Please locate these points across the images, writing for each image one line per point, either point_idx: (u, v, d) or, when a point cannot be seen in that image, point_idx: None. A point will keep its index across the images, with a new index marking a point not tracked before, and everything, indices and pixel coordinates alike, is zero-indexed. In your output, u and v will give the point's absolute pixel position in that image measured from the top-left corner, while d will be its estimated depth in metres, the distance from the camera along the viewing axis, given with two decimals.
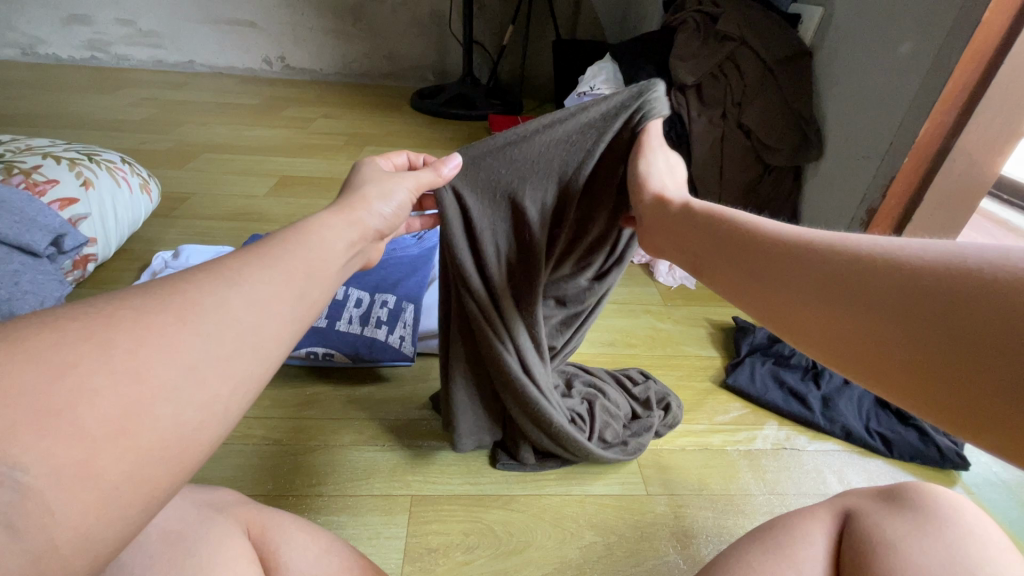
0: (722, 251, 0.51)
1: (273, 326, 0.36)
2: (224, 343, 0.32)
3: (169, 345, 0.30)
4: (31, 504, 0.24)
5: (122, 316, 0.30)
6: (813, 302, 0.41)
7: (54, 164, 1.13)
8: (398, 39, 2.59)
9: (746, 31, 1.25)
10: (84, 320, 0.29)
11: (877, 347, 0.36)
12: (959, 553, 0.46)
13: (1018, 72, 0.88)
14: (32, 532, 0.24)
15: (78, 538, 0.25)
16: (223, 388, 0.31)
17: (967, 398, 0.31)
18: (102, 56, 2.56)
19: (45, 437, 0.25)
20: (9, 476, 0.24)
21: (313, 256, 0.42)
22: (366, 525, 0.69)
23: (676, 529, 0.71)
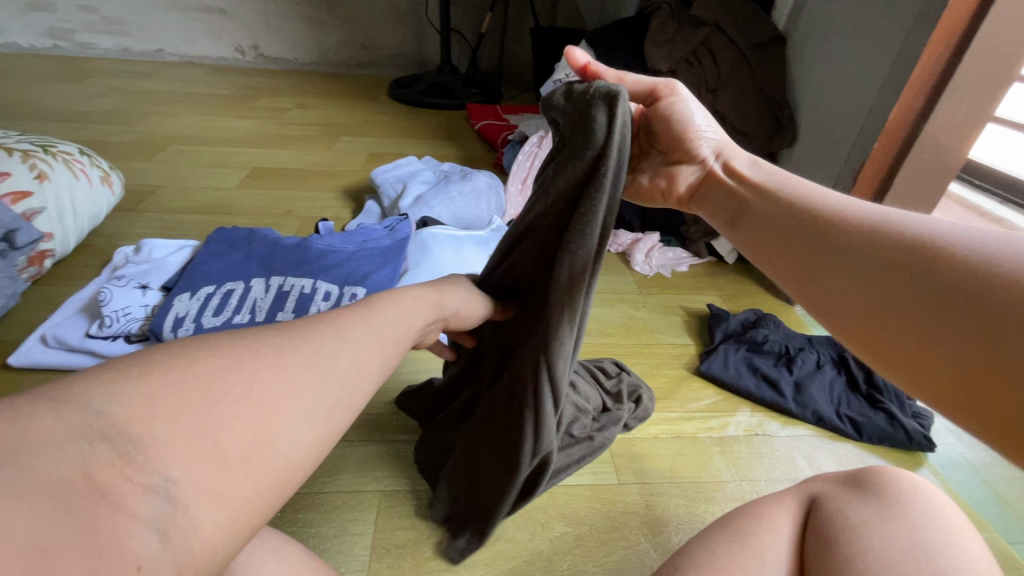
0: (751, 215, 0.52)
1: (377, 378, 0.34)
2: (344, 379, 0.31)
3: (302, 375, 0.29)
4: (181, 518, 0.23)
5: (266, 345, 0.29)
6: (840, 266, 0.42)
7: (6, 156, 1.08)
8: (374, 26, 2.54)
9: (721, 16, 1.24)
10: (239, 345, 0.28)
11: (882, 321, 0.38)
12: (918, 535, 0.46)
13: (985, 57, 0.88)
14: (178, 545, 0.22)
15: (209, 559, 0.23)
16: (339, 424, 0.30)
17: (953, 381, 0.33)
18: (65, 44, 2.46)
19: (201, 452, 0.24)
20: (165, 486, 0.23)
21: (403, 330, 0.40)
22: (332, 522, 0.68)
23: (647, 518, 0.71)
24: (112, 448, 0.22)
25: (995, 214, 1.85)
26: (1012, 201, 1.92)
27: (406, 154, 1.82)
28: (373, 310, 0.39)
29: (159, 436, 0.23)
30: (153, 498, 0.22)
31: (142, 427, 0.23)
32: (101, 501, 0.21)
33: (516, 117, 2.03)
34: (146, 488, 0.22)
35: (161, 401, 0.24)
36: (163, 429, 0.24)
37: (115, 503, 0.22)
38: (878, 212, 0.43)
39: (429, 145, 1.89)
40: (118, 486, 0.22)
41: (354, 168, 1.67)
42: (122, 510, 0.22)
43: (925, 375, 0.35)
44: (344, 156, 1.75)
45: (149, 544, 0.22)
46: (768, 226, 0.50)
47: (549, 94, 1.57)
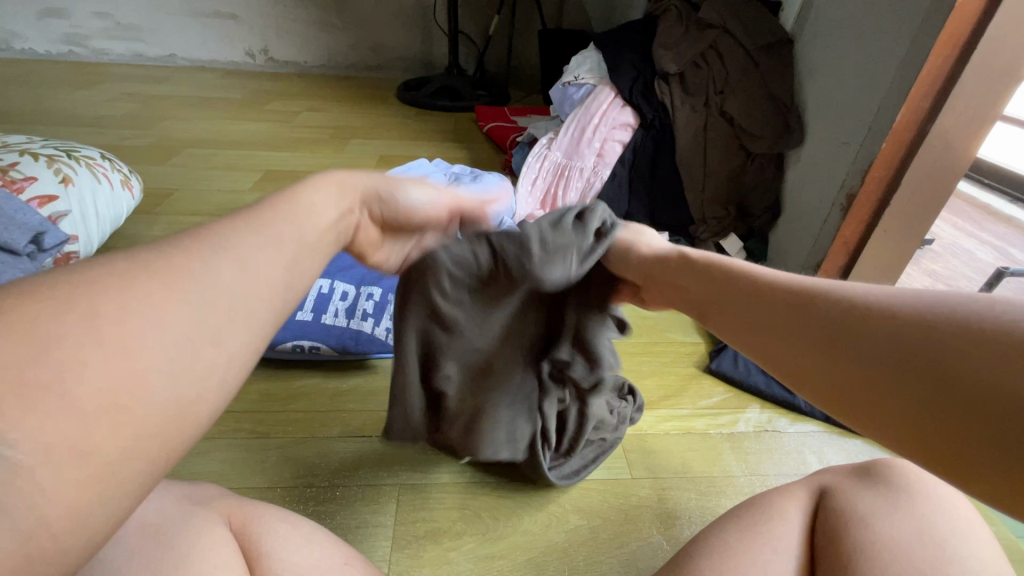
0: (718, 297, 0.51)
1: (256, 299, 0.33)
2: (211, 315, 0.30)
3: (159, 321, 0.28)
4: (24, 481, 0.23)
5: (102, 286, 0.28)
6: (805, 352, 0.41)
7: (32, 161, 1.11)
8: (383, 30, 2.56)
9: (728, 19, 1.26)
10: (80, 292, 0.27)
11: (866, 398, 0.37)
12: (927, 525, 0.47)
13: (992, 57, 0.89)
14: (26, 506, 0.23)
15: (73, 514, 0.24)
16: (214, 365, 0.30)
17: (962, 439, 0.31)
18: (81, 50, 2.51)
19: (35, 413, 0.24)
20: (3, 452, 0.23)
21: (295, 240, 0.38)
22: (354, 515, 0.70)
23: (659, 511, 0.73)
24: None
25: (1004, 212, 1.85)
26: (1021, 200, 1.92)
27: (416, 156, 1.85)
28: (255, 231, 0.36)
29: None
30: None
31: None
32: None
33: (524, 118, 2.05)
34: None
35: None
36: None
37: None
38: (819, 287, 0.43)
39: (438, 147, 1.91)
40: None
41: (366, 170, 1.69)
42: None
43: (917, 439, 0.34)
44: (355, 158, 1.77)
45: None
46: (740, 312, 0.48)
47: (558, 97, 1.59)
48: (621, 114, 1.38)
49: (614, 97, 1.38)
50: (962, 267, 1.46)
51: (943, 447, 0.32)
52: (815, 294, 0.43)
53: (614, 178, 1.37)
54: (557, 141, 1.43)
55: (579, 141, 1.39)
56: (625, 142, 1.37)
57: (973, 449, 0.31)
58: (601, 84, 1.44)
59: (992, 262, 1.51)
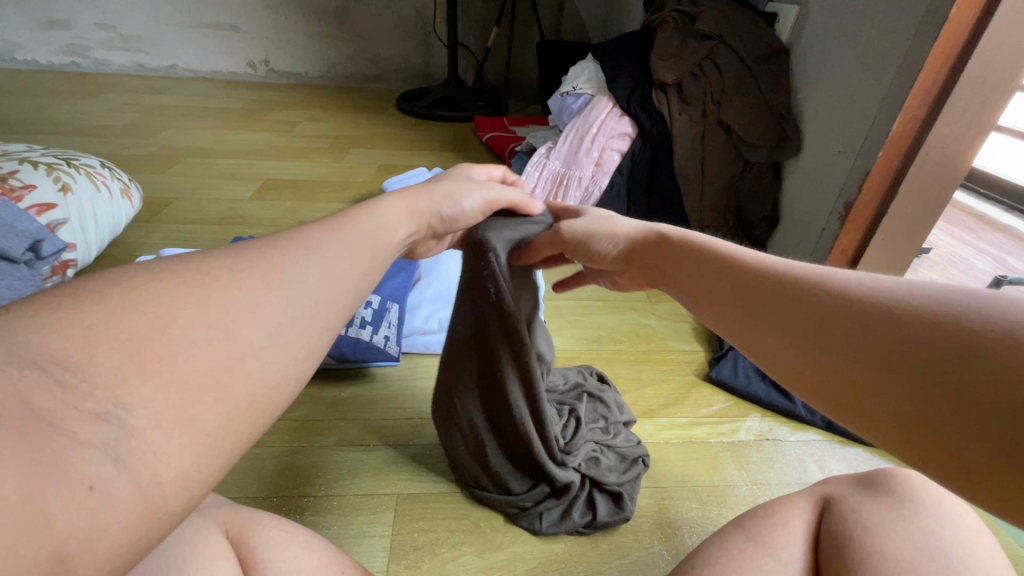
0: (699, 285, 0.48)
1: (335, 303, 0.36)
2: (299, 310, 0.33)
3: (251, 309, 0.31)
4: (136, 444, 0.24)
5: (207, 275, 0.31)
6: (787, 340, 0.38)
7: (32, 169, 1.11)
8: (383, 41, 2.59)
9: (725, 30, 1.27)
10: (186, 278, 0.30)
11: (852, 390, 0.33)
12: (932, 536, 0.47)
13: (986, 66, 0.90)
14: (138, 468, 0.24)
15: (175, 483, 0.25)
16: (293, 355, 0.32)
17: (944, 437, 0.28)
18: (82, 61, 2.53)
19: (148, 382, 0.25)
20: (117, 414, 0.24)
21: (372, 243, 0.43)
22: (351, 524, 0.69)
23: (660, 521, 0.72)
24: (50, 377, 0.24)
25: (1001, 221, 1.85)
26: (1018, 209, 1.92)
27: (415, 165, 1.86)
28: (334, 236, 0.40)
29: (104, 369, 0.25)
30: (103, 425, 0.24)
31: (86, 362, 0.25)
32: (49, 428, 0.23)
33: (523, 128, 2.07)
34: (97, 417, 0.24)
35: (109, 334, 0.26)
36: (103, 360, 0.25)
37: (67, 430, 0.23)
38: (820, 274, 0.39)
39: (437, 157, 1.92)
40: (61, 413, 0.23)
41: (365, 179, 1.70)
42: (74, 436, 0.23)
43: (893, 424, 0.31)
44: (354, 168, 1.78)
45: (104, 466, 0.23)
46: (724, 297, 0.45)
47: (556, 107, 1.60)
48: (619, 124, 1.39)
49: (612, 107, 1.39)
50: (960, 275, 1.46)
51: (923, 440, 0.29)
52: (791, 281, 0.40)
53: (612, 187, 1.38)
54: (556, 150, 1.44)
55: (577, 150, 1.40)
56: (624, 151, 1.38)
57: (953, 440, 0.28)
58: (599, 95, 1.45)
59: (988, 271, 1.52)
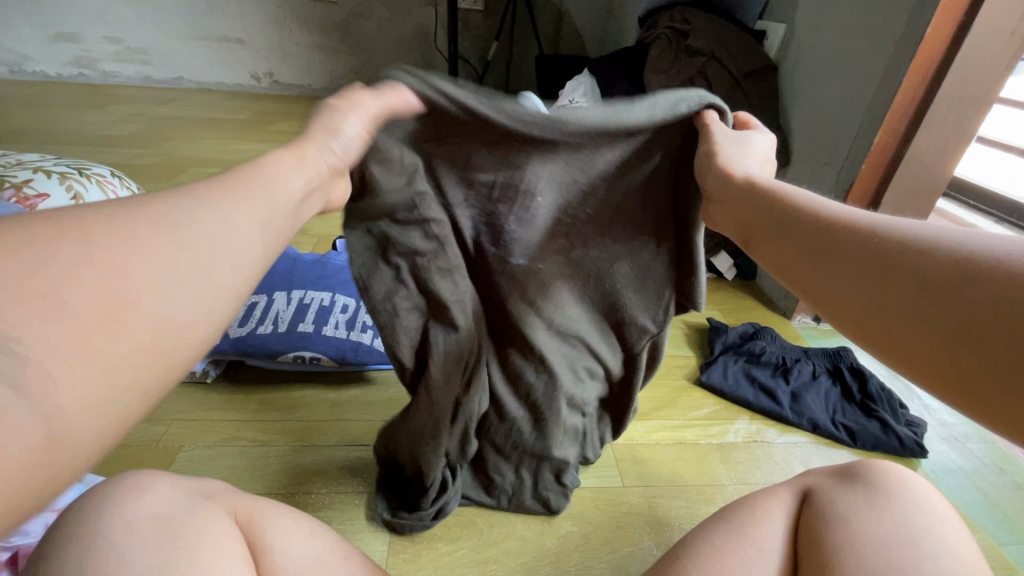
0: (785, 233, 0.42)
1: (249, 244, 0.35)
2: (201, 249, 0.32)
3: (145, 250, 0.30)
4: (34, 373, 0.25)
5: (99, 217, 0.30)
6: (891, 298, 0.34)
7: (45, 178, 1.15)
8: (385, 54, 2.65)
9: (715, 47, 1.31)
10: (72, 223, 0.29)
11: (968, 370, 0.30)
12: (904, 524, 0.49)
13: (962, 83, 0.94)
14: (36, 396, 0.25)
15: (80, 409, 0.26)
16: (200, 295, 0.31)
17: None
18: (91, 72, 2.58)
19: (35, 319, 0.25)
20: (8, 345, 0.24)
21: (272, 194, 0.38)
22: (352, 520, 0.71)
23: (650, 519, 0.75)
24: None
25: (989, 232, 1.88)
26: (1007, 220, 1.94)
27: None
28: (241, 181, 0.38)
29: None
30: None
31: None
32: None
33: None
34: None
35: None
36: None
37: None
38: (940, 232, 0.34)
39: None
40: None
41: None
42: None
43: (935, 364, 0.31)
44: None
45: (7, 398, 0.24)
46: (789, 238, 0.42)
47: None
48: None
49: None
50: None
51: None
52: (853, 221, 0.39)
53: None
54: None
55: None
56: None
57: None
58: (594, 108, 1.50)
59: None
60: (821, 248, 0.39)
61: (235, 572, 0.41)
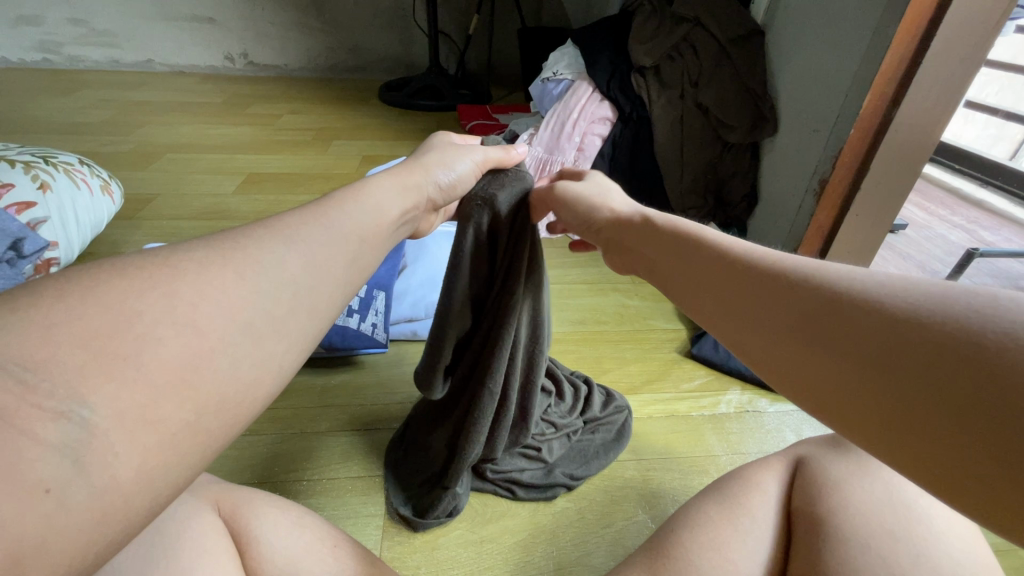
0: (683, 267, 0.49)
1: (321, 291, 0.38)
2: (279, 300, 0.34)
3: (224, 299, 0.32)
4: (97, 443, 0.25)
5: (181, 268, 0.31)
6: (772, 325, 0.38)
7: (9, 168, 1.10)
8: (363, 31, 2.56)
9: (700, 12, 1.28)
10: (148, 270, 0.30)
11: (934, 455, 0.28)
12: (896, 488, 0.49)
13: (953, 43, 0.92)
14: (95, 469, 0.25)
15: (137, 481, 0.26)
16: (271, 356, 0.33)
17: (921, 436, 0.28)
18: (55, 57, 2.48)
19: (113, 381, 0.26)
20: (78, 413, 0.25)
21: (353, 225, 0.43)
22: (344, 506, 0.71)
23: (645, 492, 0.75)
24: (10, 377, 0.24)
25: (974, 197, 1.95)
26: (990, 182, 2.01)
27: (399, 154, 1.86)
28: (326, 212, 0.43)
29: (67, 369, 0.25)
30: (65, 424, 0.24)
31: (51, 364, 0.25)
32: (5, 426, 0.23)
33: (505, 116, 2.07)
34: (59, 416, 0.24)
35: (67, 332, 0.26)
36: (70, 361, 0.25)
37: (25, 430, 0.23)
38: (812, 265, 0.39)
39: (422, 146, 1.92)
40: (21, 411, 0.24)
41: (349, 171, 1.70)
42: (31, 435, 0.24)
43: (907, 438, 0.29)
44: (338, 159, 1.78)
45: (60, 466, 0.24)
46: (743, 306, 0.41)
47: (538, 93, 1.61)
48: (599, 108, 1.41)
49: (592, 92, 1.42)
50: (933, 249, 1.55)
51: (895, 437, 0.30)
52: (797, 282, 0.38)
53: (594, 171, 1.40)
54: (538, 136, 1.45)
55: (559, 135, 1.42)
56: (604, 136, 1.41)
57: (941, 454, 0.28)
58: (579, 80, 1.46)
59: (962, 244, 1.61)
60: (727, 290, 0.44)
61: (217, 565, 0.40)
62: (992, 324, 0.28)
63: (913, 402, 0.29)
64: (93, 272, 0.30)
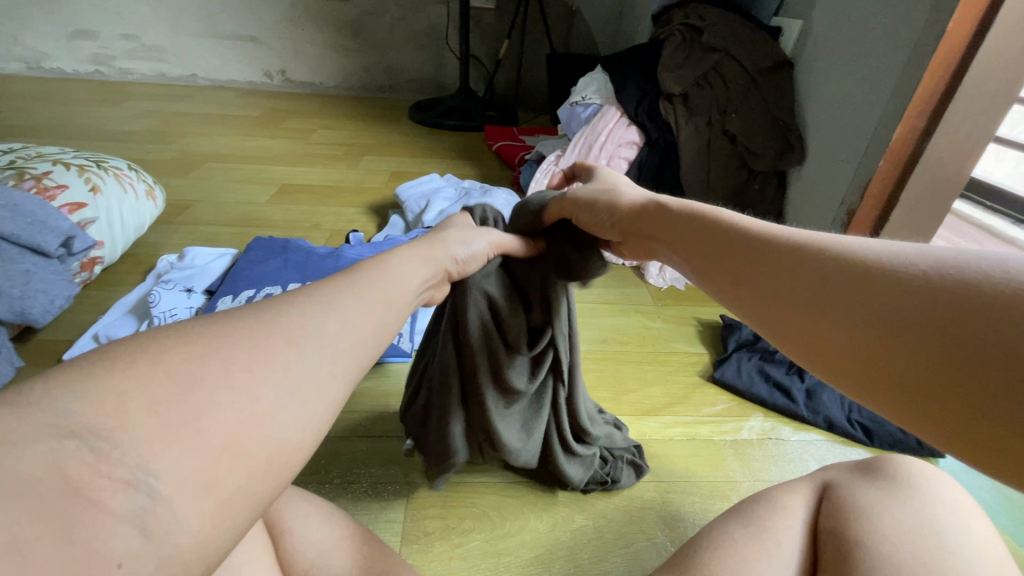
0: (703, 239, 0.52)
1: (355, 353, 0.36)
2: (317, 363, 0.33)
3: (277, 367, 0.31)
4: (162, 513, 0.24)
5: (235, 337, 0.31)
6: (788, 290, 0.41)
7: (64, 170, 1.17)
8: (397, 52, 2.65)
9: (730, 42, 1.30)
10: (200, 341, 0.30)
11: (936, 407, 0.31)
12: (929, 518, 0.48)
13: (983, 81, 0.92)
14: (161, 538, 0.24)
15: (197, 546, 0.25)
16: (318, 411, 0.32)
17: (941, 402, 0.30)
18: (106, 70, 2.62)
19: (177, 446, 0.25)
20: (146, 480, 0.24)
21: (391, 292, 0.43)
22: (365, 509, 0.72)
23: (664, 514, 0.74)
24: (85, 446, 0.24)
25: (1006, 234, 1.91)
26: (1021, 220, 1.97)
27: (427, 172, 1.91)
28: (360, 285, 0.41)
29: (136, 436, 0.25)
30: (133, 493, 0.24)
31: (121, 432, 0.25)
32: (82, 500, 0.23)
33: (532, 138, 2.12)
34: (128, 484, 0.24)
35: (132, 400, 0.26)
36: (136, 429, 0.25)
37: (97, 501, 0.23)
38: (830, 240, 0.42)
39: (449, 164, 1.97)
40: (94, 483, 0.23)
41: (378, 185, 1.74)
42: (103, 506, 0.23)
43: (910, 391, 0.32)
44: (368, 174, 1.83)
45: (131, 541, 0.23)
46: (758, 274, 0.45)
47: (566, 116, 1.65)
48: (627, 132, 1.44)
49: (620, 117, 1.45)
50: None
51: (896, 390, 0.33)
52: (815, 253, 0.41)
53: None
54: (564, 158, 1.48)
55: (586, 157, 1.44)
56: (631, 159, 1.43)
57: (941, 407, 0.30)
58: (607, 105, 1.50)
59: None
60: (740, 262, 0.47)
61: (253, 551, 0.41)
62: (1003, 283, 0.30)
63: (938, 371, 0.31)
64: (147, 337, 0.29)
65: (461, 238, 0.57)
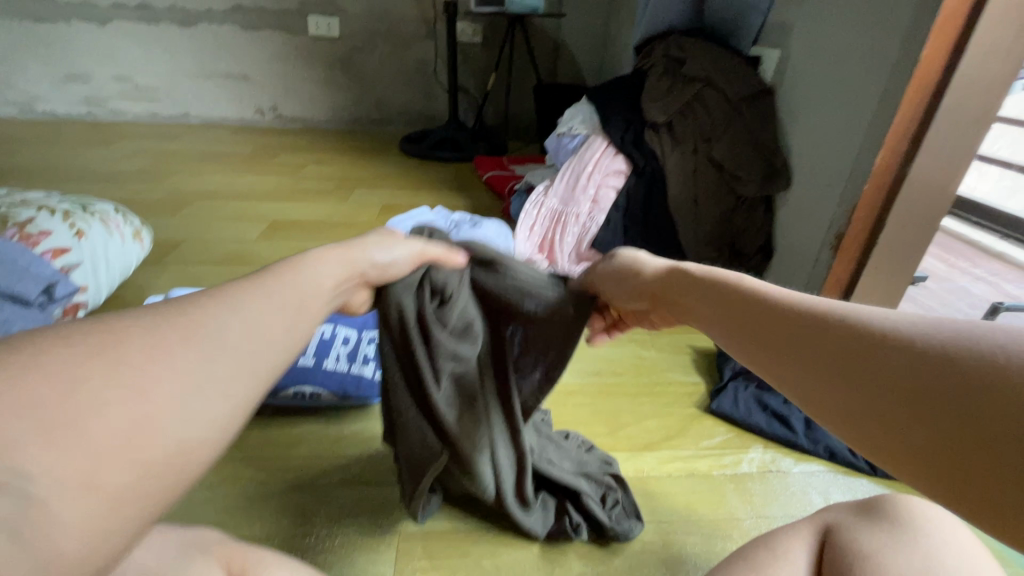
0: (712, 304, 0.50)
1: (266, 354, 0.36)
2: (222, 362, 0.33)
3: (173, 366, 0.31)
4: (36, 516, 0.25)
5: (127, 332, 0.31)
6: (800, 361, 0.40)
7: (49, 216, 1.16)
8: (387, 87, 2.70)
9: (711, 72, 1.33)
10: (89, 337, 0.29)
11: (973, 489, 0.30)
12: (935, 565, 0.46)
13: (961, 105, 0.94)
14: (36, 544, 0.25)
15: (80, 546, 0.26)
16: (224, 413, 0.32)
17: (977, 486, 0.30)
18: (99, 111, 2.64)
19: (55, 449, 0.26)
20: (19, 484, 0.24)
21: (305, 293, 0.41)
22: (352, 564, 0.68)
23: (665, 556, 0.71)
24: None
25: (995, 250, 1.93)
26: (1010, 236, 1.99)
27: (418, 204, 1.91)
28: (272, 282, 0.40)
29: (6, 439, 0.25)
30: (6, 498, 0.24)
31: None
32: None
33: (522, 168, 2.14)
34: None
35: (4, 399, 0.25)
36: (8, 429, 0.25)
37: None
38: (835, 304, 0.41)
39: (439, 195, 1.98)
40: None
41: (369, 219, 1.74)
42: None
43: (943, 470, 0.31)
44: (359, 208, 1.83)
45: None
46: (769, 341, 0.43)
47: (553, 147, 1.67)
48: (614, 161, 1.43)
49: (605, 146, 1.45)
50: (956, 302, 1.52)
51: (913, 456, 0.33)
52: (822, 321, 0.40)
53: (610, 223, 1.41)
54: (553, 189, 1.49)
55: (574, 187, 1.45)
56: (619, 188, 1.43)
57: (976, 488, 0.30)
58: (593, 135, 1.51)
59: (985, 297, 1.58)
60: (751, 330, 0.45)
61: None
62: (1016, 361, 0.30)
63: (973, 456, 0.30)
64: (39, 332, 0.29)
65: (385, 241, 0.52)
